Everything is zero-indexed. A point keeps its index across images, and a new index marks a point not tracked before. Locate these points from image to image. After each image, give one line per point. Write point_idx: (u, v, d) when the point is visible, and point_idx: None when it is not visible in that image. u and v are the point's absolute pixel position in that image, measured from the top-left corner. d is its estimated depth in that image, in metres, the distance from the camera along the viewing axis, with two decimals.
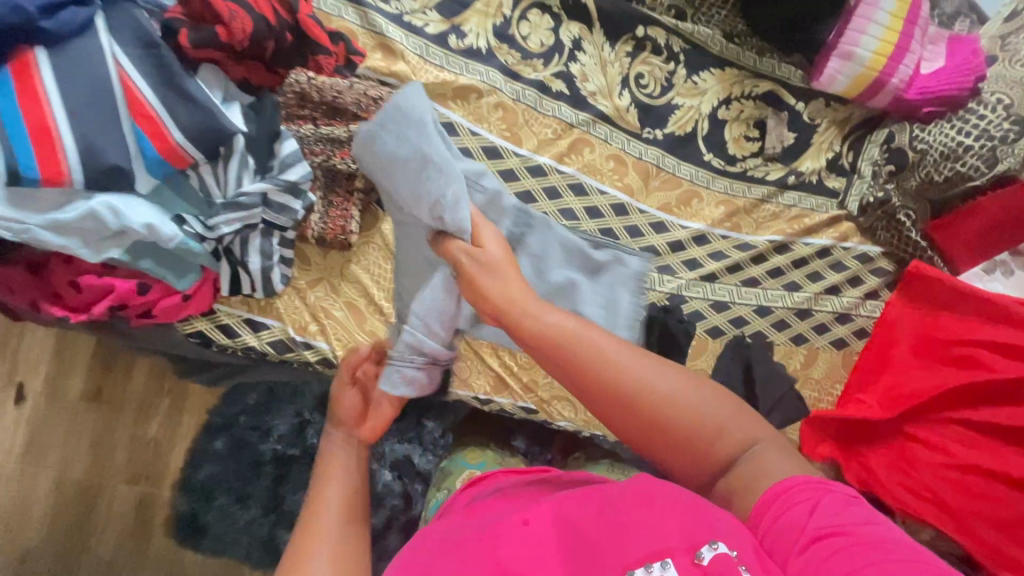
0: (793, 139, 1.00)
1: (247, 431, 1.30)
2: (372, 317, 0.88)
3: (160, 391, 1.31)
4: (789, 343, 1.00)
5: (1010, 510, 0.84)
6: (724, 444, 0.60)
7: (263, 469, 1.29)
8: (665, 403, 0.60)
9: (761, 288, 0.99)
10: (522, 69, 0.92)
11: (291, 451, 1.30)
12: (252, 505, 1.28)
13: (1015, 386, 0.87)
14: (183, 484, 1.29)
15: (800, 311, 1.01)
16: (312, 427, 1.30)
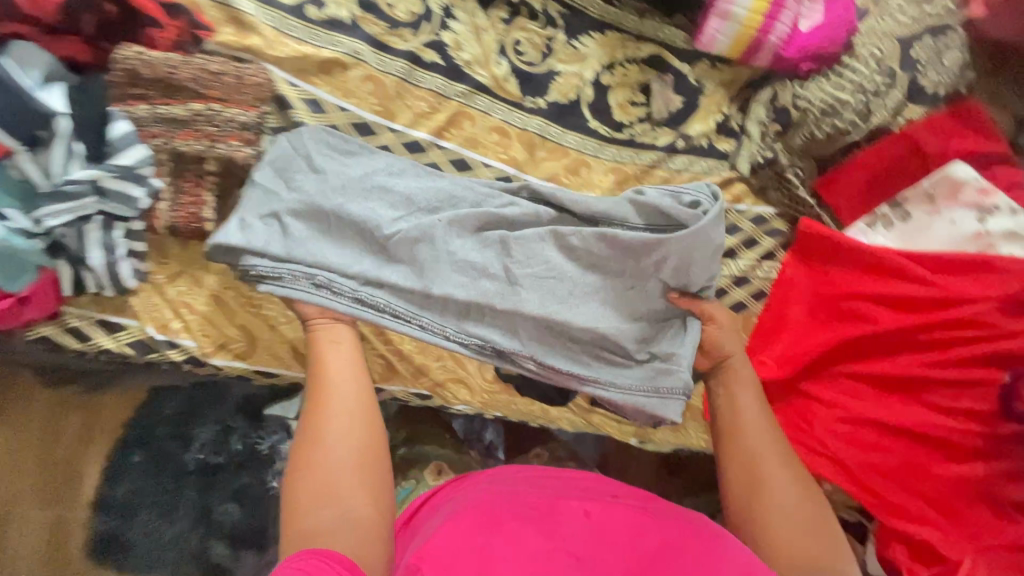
0: (680, 102, 0.99)
1: (168, 441, 1.25)
2: (242, 309, 0.84)
3: (64, 408, 1.23)
4: None
5: (896, 457, 0.88)
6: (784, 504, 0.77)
7: (186, 481, 1.23)
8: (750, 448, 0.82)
9: None
10: (391, 40, 0.88)
11: (214, 459, 1.25)
12: (179, 518, 1.21)
13: (899, 338, 0.90)
14: (99, 504, 1.20)
15: None
16: (236, 433, 1.27)
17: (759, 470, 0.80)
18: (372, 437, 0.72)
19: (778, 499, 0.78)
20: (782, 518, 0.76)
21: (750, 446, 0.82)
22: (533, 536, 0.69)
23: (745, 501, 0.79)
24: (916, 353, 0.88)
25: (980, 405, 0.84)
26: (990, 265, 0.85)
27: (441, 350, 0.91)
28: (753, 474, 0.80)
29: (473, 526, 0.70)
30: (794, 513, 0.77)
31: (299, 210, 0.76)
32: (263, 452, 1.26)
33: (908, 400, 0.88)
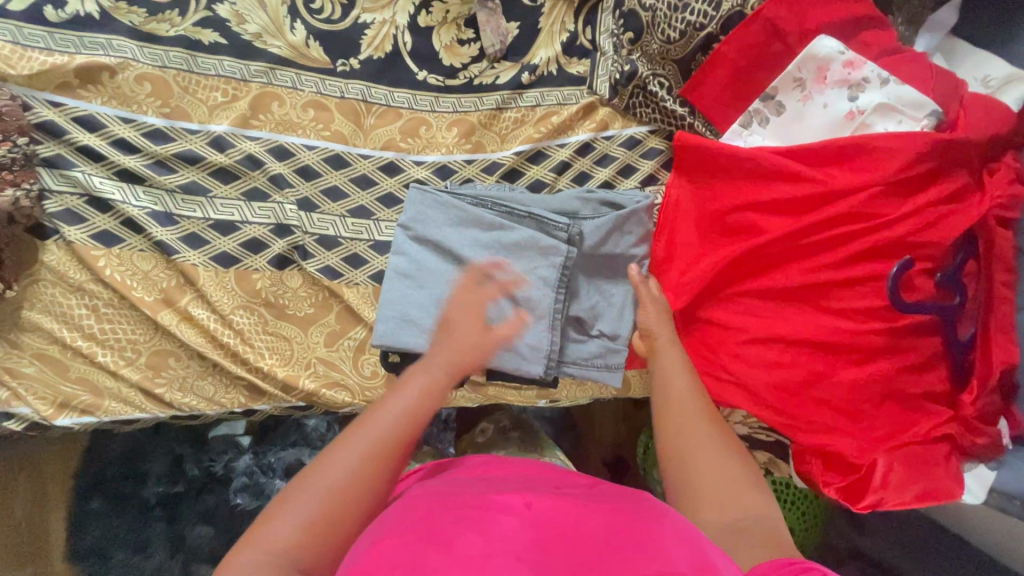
0: (515, 29, 0.88)
1: (121, 481, 1.18)
2: (75, 361, 0.78)
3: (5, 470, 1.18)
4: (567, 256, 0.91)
5: (802, 373, 0.82)
6: (694, 486, 0.64)
7: (153, 515, 1.17)
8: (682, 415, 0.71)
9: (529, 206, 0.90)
10: (156, 28, 0.76)
11: (174, 489, 1.19)
12: (155, 551, 1.16)
13: (788, 244, 0.82)
14: (71, 554, 1.15)
15: None
16: (188, 461, 1.19)
17: (687, 441, 0.68)
18: (406, 423, 0.60)
19: (706, 464, 0.65)
20: (698, 483, 0.64)
21: (686, 408, 0.72)
22: (475, 536, 0.51)
23: (675, 475, 0.66)
24: (808, 259, 0.81)
25: (876, 303, 0.77)
26: (869, 148, 0.76)
27: (309, 357, 0.85)
28: (679, 444, 0.68)
29: (405, 538, 0.51)
30: (721, 475, 0.63)
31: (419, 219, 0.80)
32: (219, 473, 1.20)
33: (805, 309, 0.82)
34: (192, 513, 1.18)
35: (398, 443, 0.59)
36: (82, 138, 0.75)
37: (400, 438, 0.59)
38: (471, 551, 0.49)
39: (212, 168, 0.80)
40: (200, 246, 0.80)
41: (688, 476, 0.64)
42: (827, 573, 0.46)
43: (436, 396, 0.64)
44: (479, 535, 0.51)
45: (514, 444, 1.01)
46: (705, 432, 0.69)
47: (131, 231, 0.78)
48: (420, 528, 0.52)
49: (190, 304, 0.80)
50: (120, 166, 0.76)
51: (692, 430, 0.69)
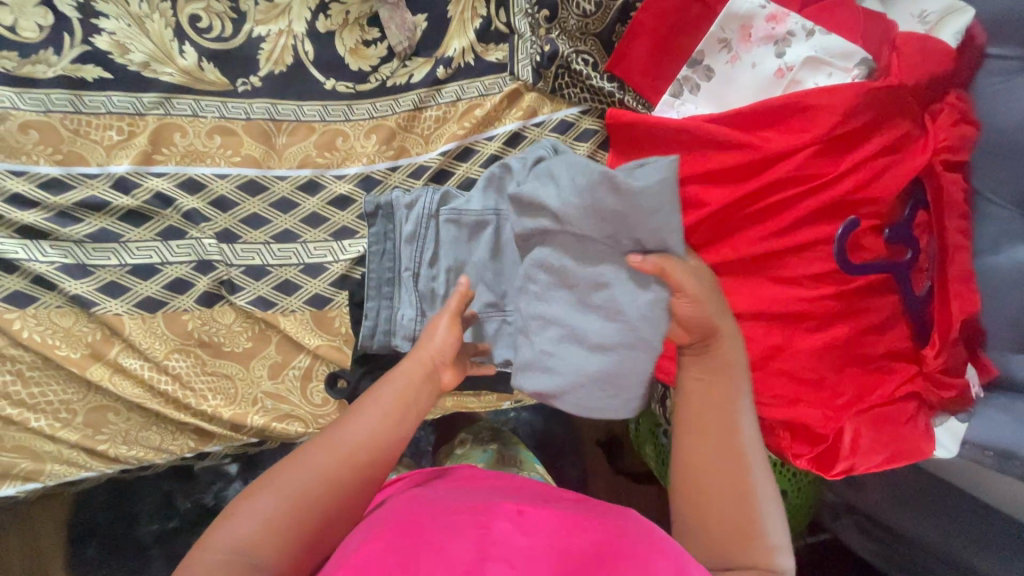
0: (424, 23, 0.83)
1: (113, 524, 1.15)
2: (9, 430, 0.75)
3: None
4: None
5: (758, 346, 0.79)
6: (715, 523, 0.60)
7: (149, 552, 1.14)
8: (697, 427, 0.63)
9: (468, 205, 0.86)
10: (33, 71, 0.71)
11: (169, 524, 1.15)
12: None
13: (731, 216, 0.78)
14: None
15: None
16: (177, 494, 1.16)
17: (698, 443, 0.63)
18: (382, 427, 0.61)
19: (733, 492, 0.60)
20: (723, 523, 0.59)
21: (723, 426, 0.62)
22: (465, 541, 0.50)
23: (707, 488, 0.61)
24: (754, 228, 0.77)
25: (824, 267, 0.74)
26: (802, 105, 0.72)
27: (254, 393, 0.82)
28: (694, 464, 0.62)
29: (391, 542, 0.51)
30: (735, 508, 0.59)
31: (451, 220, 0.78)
32: (210, 503, 1.17)
33: (755, 280, 0.78)
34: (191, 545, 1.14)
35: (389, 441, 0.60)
36: None
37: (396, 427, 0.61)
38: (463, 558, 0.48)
39: (120, 211, 0.76)
40: (121, 294, 0.76)
41: (701, 491, 0.61)
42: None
43: (396, 416, 0.62)
44: (469, 536, 0.51)
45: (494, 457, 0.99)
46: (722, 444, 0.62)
47: (44, 289, 0.74)
48: (411, 532, 0.52)
49: (121, 355, 0.77)
50: (20, 223, 0.72)
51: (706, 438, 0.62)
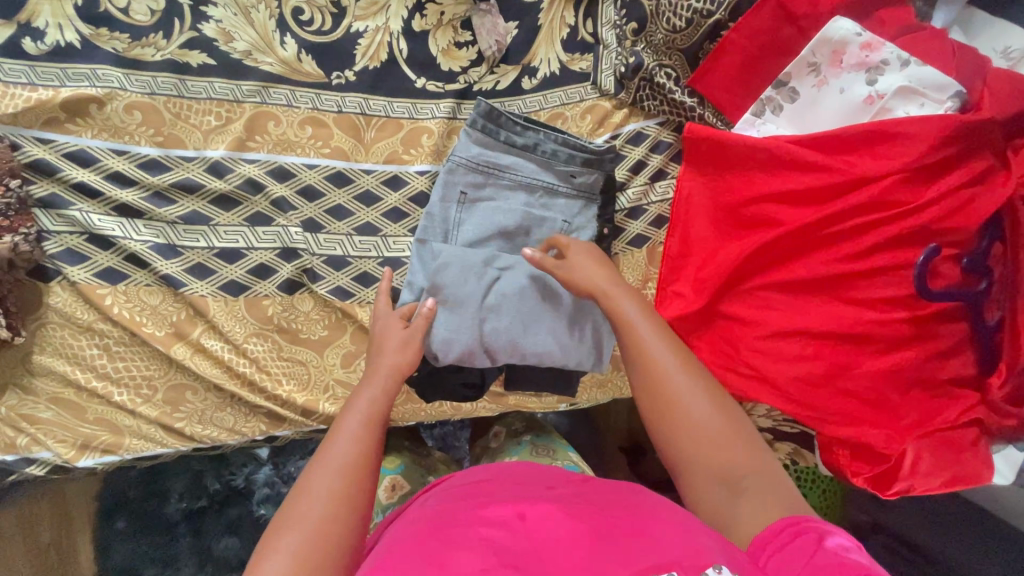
0: (514, 29, 0.85)
1: (145, 501, 1.10)
2: (92, 403, 0.76)
3: None
4: (630, 250, 0.92)
5: (824, 366, 0.80)
6: (725, 461, 0.61)
7: (178, 531, 1.10)
8: (670, 399, 0.65)
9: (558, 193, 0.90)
10: (142, 53, 0.72)
11: (198, 504, 1.12)
12: (184, 566, 1.09)
13: (807, 236, 0.80)
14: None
15: (628, 211, 0.91)
16: (209, 474, 1.12)
17: (681, 406, 0.64)
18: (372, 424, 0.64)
19: (704, 438, 0.62)
20: (703, 453, 0.62)
21: (677, 399, 0.64)
22: (473, 554, 0.48)
23: (663, 424, 0.65)
24: (829, 250, 0.79)
25: (900, 291, 0.76)
26: (889, 133, 0.74)
27: (326, 380, 0.83)
28: (681, 411, 0.64)
29: (404, 559, 0.49)
30: (711, 441, 0.62)
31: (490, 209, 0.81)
32: (242, 486, 1.14)
33: (827, 299, 0.80)
34: (219, 527, 1.11)
35: (366, 462, 0.60)
36: (76, 175, 0.72)
37: (365, 455, 0.60)
38: (467, 568, 0.46)
39: (213, 195, 0.77)
40: (207, 276, 0.78)
41: (687, 430, 0.63)
42: (828, 534, 0.49)
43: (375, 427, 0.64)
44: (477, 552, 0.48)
45: (526, 449, 0.98)
46: (689, 386, 0.65)
47: (136, 267, 0.76)
48: (428, 544, 0.51)
49: (203, 336, 0.78)
50: (118, 201, 0.74)
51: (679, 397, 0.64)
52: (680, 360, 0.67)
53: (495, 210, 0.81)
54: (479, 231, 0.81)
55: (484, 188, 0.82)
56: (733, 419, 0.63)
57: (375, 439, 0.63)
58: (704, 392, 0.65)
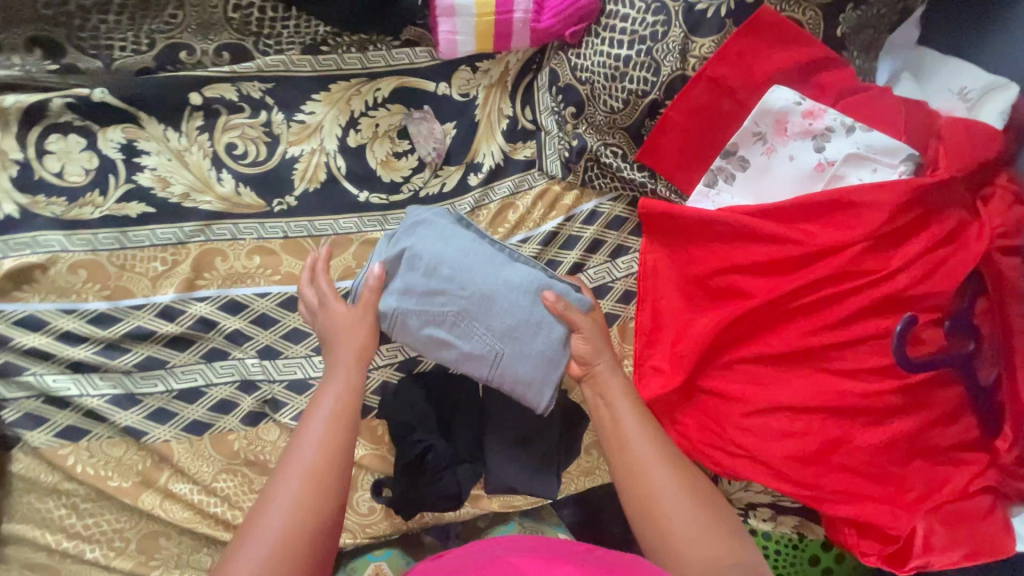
0: (453, 130, 0.83)
1: None
2: (65, 564, 0.75)
3: None
4: None
5: (815, 441, 0.76)
6: (699, 556, 0.61)
7: None
8: (636, 471, 0.66)
9: None
10: (81, 213, 0.73)
11: None
12: None
13: (778, 308, 0.75)
14: None
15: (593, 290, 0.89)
16: None
17: (644, 473, 0.66)
18: (335, 426, 0.64)
19: (669, 511, 0.63)
20: (678, 514, 0.63)
21: (645, 474, 0.66)
22: None
23: (631, 496, 0.66)
24: (802, 320, 0.74)
25: (883, 361, 0.71)
26: (847, 201, 0.70)
27: None
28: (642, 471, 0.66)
29: None
30: (690, 503, 0.64)
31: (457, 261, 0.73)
32: None
33: (808, 371, 0.76)
34: None
35: (335, 455, 0.62)
36: (30, 340, 0.72)
37: (333, 445, 0.63)
38: None
39: (166, 338, 0.76)
40: (169, 419, 0.77)
41: (643, 488, 0.65)
42: None
43: (346, 421, 0.65)
44: None
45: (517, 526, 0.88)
46: (661, 466, 0.66)
47: (96, 420, 0.75)
48: None
49: (171, 481, 0.77)
50: (72, 359, 0.74)
51: (648, 469, 0.66)
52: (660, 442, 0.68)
53: (465, 260, 0.73)
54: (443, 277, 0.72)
55: (397, 329, 0.73)
56: (714, 515, 0.64)
57: (343, 434, 0.64)
58: (674, 471, 0.66)
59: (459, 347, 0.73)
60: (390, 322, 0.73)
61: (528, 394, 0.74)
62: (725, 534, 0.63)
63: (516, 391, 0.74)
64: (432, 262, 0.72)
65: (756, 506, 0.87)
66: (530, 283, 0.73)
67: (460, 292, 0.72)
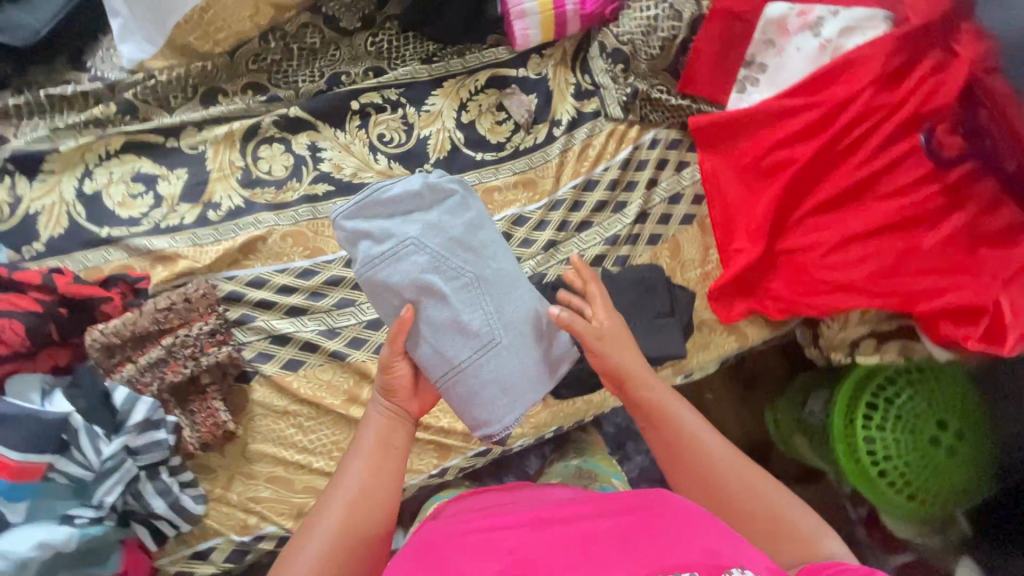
0: (535, 99, 1.10)
1: None
2: (299, 474, 0.90)
3: None
4: (682, 229, 1.07)
5: (888, 254, 0.91)
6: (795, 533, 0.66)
7: None
8: (706, 471, 0.72)
9: (612, 205, 1.07)
10: (286, 197, 0.98)
11: None
12: None
13: (823, 160, 0.96)
14: None
15: (670, 199, 1.09)
16: None
17: (713, 469, 0.72)
18: (375, 480, 0.71)
19: (752, 500, 0.69)
20: (759, 511, 0.69)
21: (719, 475, 0.72)
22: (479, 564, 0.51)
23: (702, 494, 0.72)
24: (846, 162, 0.95)
25: (921, 171, 0.91)
26: (849, 64, 0.94)
27: None
28: (712, 469, 0.72)
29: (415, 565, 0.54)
30: (762, 496, 0.70)
31: (456, 242, 0.74)
32: None
33: (865, 201, 0.94)
34: None
35: (380, 495, 0.71)
36: (258, 294, 0.94)
37: (377, 489, 0.71)
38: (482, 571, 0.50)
39: (353, 282, 0.98)
40: (363, 345, 0.96)
41: (716, 491, 0.71)
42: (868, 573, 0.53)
43: (393, 475, 0.73)
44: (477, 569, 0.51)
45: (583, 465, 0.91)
46: (732, 466, 0.72)
47: (309, 352, 0.94)
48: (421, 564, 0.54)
49: (371, 395, 0.94)
50: (287, 306, 0.95)
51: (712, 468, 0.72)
52: (719, 444, 0.74)
53: (454, 243, 0.74)
54: (442, 256, 0.72)
55: (389, 247, 0.72)
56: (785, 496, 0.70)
57: (389, 482, 0.72)
58: (743, 468, 0.72)
59: (450, 319, 0.73)
60: (393, 251, 0.71)
61: (486, 406, 0.77)
62: (788, 517, 0.68)
63: (482, 400, 0.76)
64: (441, 229, 0.73)
65: (859, 344, 1.00)
66: (520, 300, 0.77)
67: (467, 266, 0.74)
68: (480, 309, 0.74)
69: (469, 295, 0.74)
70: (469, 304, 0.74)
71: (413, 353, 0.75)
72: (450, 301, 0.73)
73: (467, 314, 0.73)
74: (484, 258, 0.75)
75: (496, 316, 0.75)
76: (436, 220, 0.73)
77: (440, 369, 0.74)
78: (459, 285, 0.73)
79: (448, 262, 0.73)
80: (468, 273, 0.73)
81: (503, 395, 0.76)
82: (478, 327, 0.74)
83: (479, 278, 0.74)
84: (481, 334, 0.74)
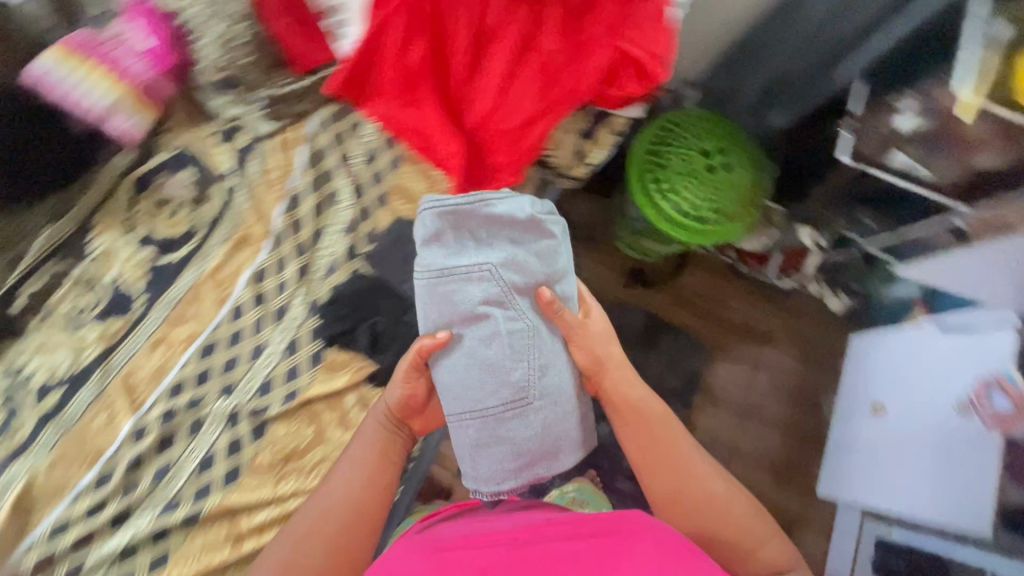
0: (189, 171, 1.04)
1: None
2: None
3: None
4: (398, 173, 1.10)
5: (533, 73, 1.02)
6: (765, 558, 0.76)
7: None
8: (709, 503, 0.79)
9: (327, 202, 1.07)
10: (19, 435, 0.87)
11: None
12: None
13: (438, 45, 1.04)
14: None
15: (369, 158, 1.10)
16: None
17: (719, 505, 0.79)
18: (367, 479, 0.82)
19: (733, 517, 0.78)
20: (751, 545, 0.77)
21: (712, 506, 0.79)
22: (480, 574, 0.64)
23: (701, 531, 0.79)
24: (452, 34, 1.03)
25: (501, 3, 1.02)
26: None
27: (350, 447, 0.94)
28: (717, 503, 0.79)
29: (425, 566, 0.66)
30: (744, 505, 0.80)
31: (508, 302, 0.79)
32: None
33: (489, 51, 1.03)
34: None
35: (359, 491, 0.80)
36: (67, 539, 0.82)
37: (358, 487, 0.81)
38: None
39: (152, 450, 0.88)
40: (208, 491, 0.88)
41: (710, 501, 0.79)
42: None
43: (378, 473, 0.83)
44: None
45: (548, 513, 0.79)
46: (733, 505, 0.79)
47: (161, 542, 0.84)
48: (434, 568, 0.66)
49: (250, 520, 0.87)
50: (104, 524, 0.83)
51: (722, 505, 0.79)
52: (726, 484, 0.81)
53: (536, 331, 0.80)
54: (479, 299, 0.78)
55: (461, 262, 0.78)
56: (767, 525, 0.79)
57: (376, 480, 0.82)
58: (732, 489, 0.81)
59: (464, 348, 0.79)
60: (444, 273, 0.78)
61: (473, 458, 0.80)
62: (767, 535, 0.78)
63: (493, 455, 0.80)
64: (529, 273, 0.80)
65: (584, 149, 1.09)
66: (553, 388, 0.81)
67: (524, 317, 0.80)
68: (553, 384, 0.81)
69: (506, 342, 0.78)
70: (495, 343, 0.78)
71: (436, 368, 0.81)
72: (483, 365, 0.78)
73: (476, 340, 0.78)
74: (547, 350, 0.81)
75: (531, 377, 0.79)
76: (507, 280, 0.78)
77: (458, 405, 0.80)
78: (495, 344, 0.78)
79: (499, 308, 0.79)
80: (504, 332, 0.78)
81: (509, 457, 0.80)
82: (511, 367, 0.78)
83: (513, 330, 0.79)
84: (531, 421, 0.80)
